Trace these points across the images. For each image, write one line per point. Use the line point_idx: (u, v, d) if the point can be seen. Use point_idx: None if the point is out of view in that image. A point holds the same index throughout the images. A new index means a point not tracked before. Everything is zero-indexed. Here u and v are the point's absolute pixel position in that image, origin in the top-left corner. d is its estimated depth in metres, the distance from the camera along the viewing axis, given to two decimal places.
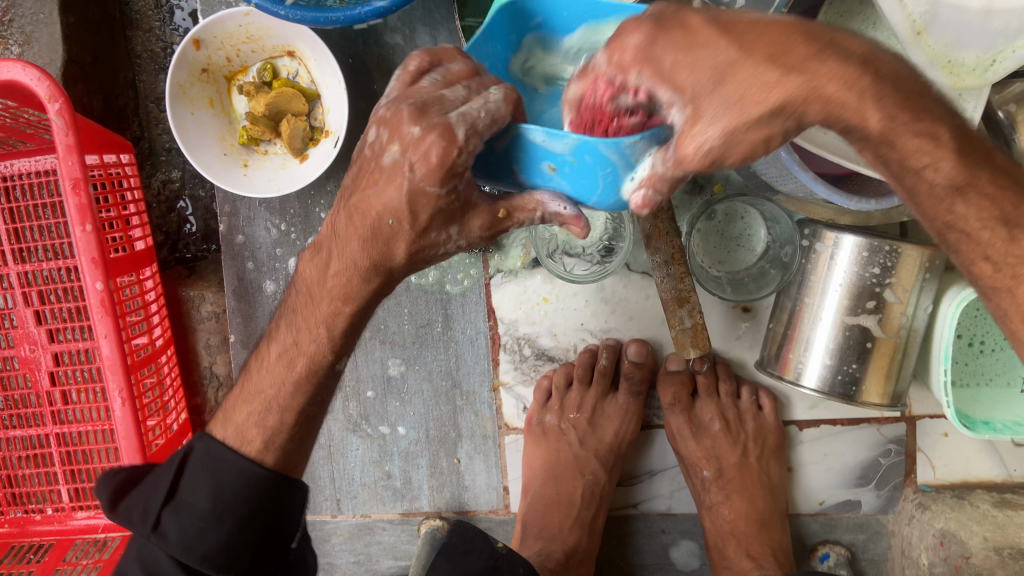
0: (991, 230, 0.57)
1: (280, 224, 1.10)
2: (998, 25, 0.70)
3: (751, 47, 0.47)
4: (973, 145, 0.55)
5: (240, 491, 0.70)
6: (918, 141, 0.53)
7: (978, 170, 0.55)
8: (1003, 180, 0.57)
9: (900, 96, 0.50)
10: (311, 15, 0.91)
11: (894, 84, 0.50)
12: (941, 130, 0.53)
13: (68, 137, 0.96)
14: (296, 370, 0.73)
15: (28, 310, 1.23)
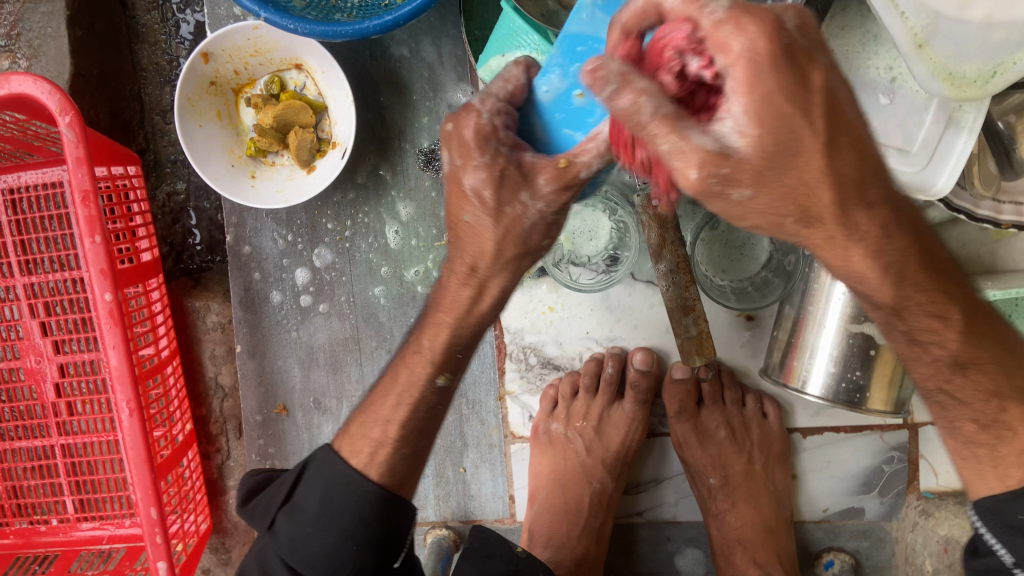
0: (958, 378, 0.62)
1: (287, 235, 1.11)
2: (998, 36, 0.71)
3: (815, 112, 0.46)
4: (984, 318, 0.61)
5: (345, 505, 0.74)
6: (927, 319, 0.59)
7: (978, 351, 0.61)
8: (1000, 341, 0.62)
9: (902, 255, 0.54)
10: (319, 28, 0.92)
11: (903, 240, 0.54)
12: (952, 315, 0.59)
13: (78, 149, 0.96)
14: (400, 384, 0.77)
15: (34, 321, 1.24)
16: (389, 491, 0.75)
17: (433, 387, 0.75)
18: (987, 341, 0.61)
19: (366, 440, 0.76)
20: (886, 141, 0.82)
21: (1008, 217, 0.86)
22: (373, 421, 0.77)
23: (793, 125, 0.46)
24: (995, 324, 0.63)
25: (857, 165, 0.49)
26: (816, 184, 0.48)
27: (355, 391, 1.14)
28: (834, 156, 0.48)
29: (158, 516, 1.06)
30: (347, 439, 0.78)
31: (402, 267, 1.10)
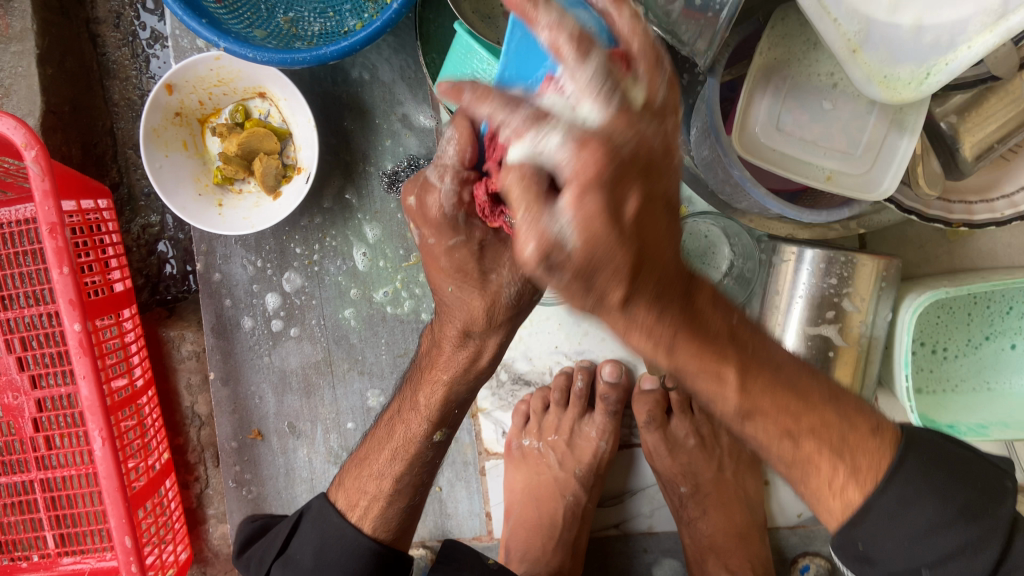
0: (814, 473, 0.61)
1: (256, 261, 1.12)
2: (928, 40, 0.73)
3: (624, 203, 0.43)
4: (759, 368, 0.59)
5: (338, 557, 0.82)
6: (703, 378, 0.57)
7: (760, 399, 0.59)
8: (795, 394, 0.60)
9: (720, 354, 0.56)
10: (277, 56, 0.94)
11: (720, 348, 0.56)
12: (727, 373, 0.57)
13: (45, 183, 0.98)
14: (394, 438, 0.83)
15: (10, 356, 1.24)
16: (383, 544, 0.83)
17: (427, 441, 0.82)
18: (789, 402, 0.60)
19: (361, 495, 0.84)
20: (830, 146, 0.83)
21: (958, 216, 0.90)
22: (368, 474, 0.84)
23: (600, 255, 0.43)
24: (853, 412, 0.62)
25: (653, 303, 0.49)
26: (616, 289, 0.46)
27: (329, 413, 1.15)
28: (635, 278, 0.46)
29: (133, 544, 1.06)
30: (342, 491, 0.85)
31: (371, 289, 1.11)
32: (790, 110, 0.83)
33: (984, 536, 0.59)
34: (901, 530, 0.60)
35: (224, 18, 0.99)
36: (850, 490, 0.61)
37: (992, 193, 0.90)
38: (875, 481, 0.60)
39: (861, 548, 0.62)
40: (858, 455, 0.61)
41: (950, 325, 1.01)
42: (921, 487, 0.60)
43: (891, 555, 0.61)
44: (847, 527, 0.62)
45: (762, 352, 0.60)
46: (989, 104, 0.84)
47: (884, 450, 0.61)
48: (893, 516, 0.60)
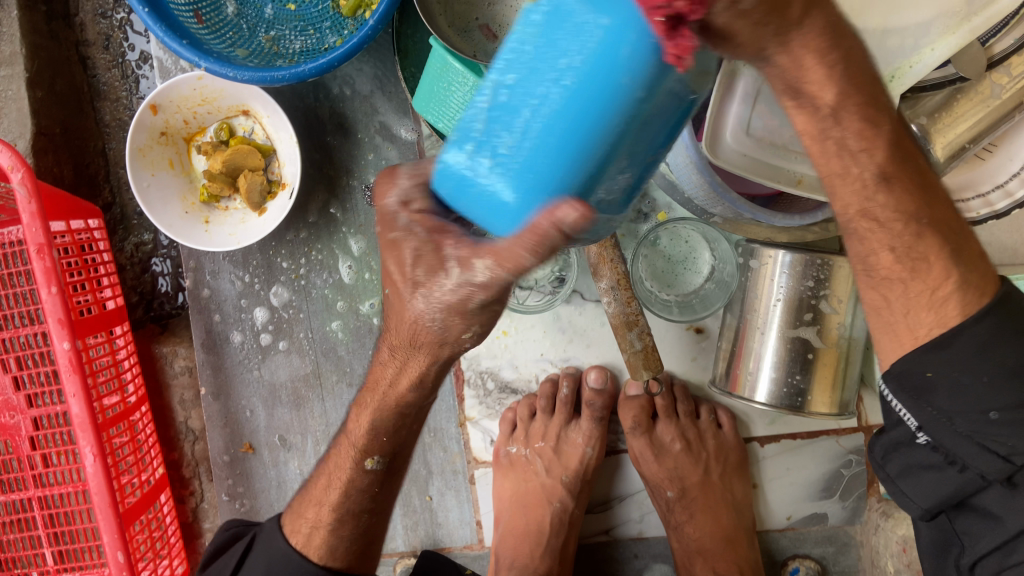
0: (923, 276, 0.63)
1: (244, 276, 1.14)
2: (893, 43, 0.74)
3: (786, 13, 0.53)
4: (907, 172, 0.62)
5: None
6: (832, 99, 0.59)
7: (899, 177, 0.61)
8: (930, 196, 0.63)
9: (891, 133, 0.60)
10: (257, 75, 0.96)
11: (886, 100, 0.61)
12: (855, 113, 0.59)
13: (31, 205, 0.99)
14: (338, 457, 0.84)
15: (6, 376, 1.25)
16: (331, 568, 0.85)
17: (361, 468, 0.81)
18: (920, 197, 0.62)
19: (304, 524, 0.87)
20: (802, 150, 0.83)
21: None
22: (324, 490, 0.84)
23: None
24: (977, 261, 0.63)
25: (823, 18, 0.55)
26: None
27: (319, 425, 1.16)
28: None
29: (125, 560, 1.07)
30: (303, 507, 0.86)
31: (358, 301, 1.13)
32: (761, 115, 0.83)
33: None
34: (968, 371, 0.61)
35: (206, 38, 1.02)
36: (950, 305, 0.62)
37: (971, 192, 0.92)
38: (977, 306, 0.62)
39: (929, 375, 0.63)
40: (964, 273, 0.62)
41: None
42: (1010, 331, 0.61)
43: (956, 395, 0.62)
44: (921, 350, 0.63)
45: (902, 149, 0.63)
46: (960, 105, 0.84)
47: (989, 279, 0.63)
48: (957, 365, 0.62)
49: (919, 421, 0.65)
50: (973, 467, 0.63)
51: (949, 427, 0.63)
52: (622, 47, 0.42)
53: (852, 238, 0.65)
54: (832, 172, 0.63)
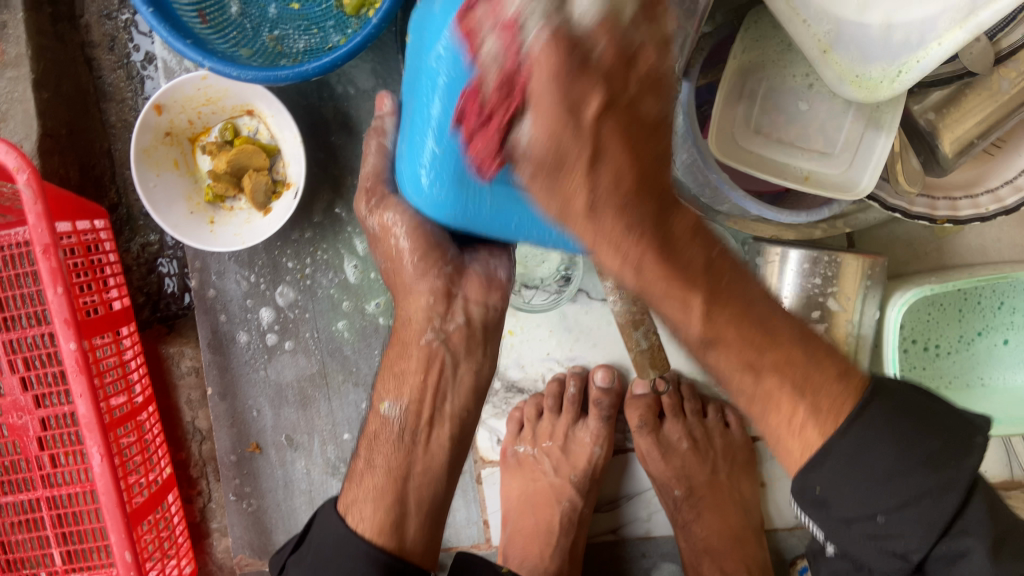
0: (775, 412, 0.62)
1: (250, 276, 1.13)
2: (898, 39, 0.73)
3: (582, 134, 0.52)
4: (728, 304, 0.61)
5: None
6: (672, 304, 0.60)
7: (722, 327, 0.61)
8: (765, 332, 0.62)
9: (687, 284, 0.59)
10: (260, 75, 0.96)
11: (692, 278, 0.59)
12: (693, 300, 0.60)
13: (37, 206, 0.99)
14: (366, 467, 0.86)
15: (14, 377, 1.26)
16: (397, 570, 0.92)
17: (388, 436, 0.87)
18: (756, 338, 0.61)
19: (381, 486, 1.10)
20: (808, 146, 0.83)
21: (942, 213, 0.89)
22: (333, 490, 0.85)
23: (562, 140, 0.52)
24: (822, 357, 0.62)
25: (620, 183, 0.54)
26: (578, 191, 0.54)
27: (325, 425, 1.16)
28: (596, 170, 0.53)
29: (133, 559, 1.07)
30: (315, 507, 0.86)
31: (364, 300, 1.13)
32: (766, 112, 0.83)
33: (945, 485, 0.56)
34: (854, 479, 0.58)
35: (211, 38, 1.02)
36: (809, 431, 0.60)
37: (976, 189, 0.90)
38: (836, 423, 0.59)
39: (818, 490, 0.60)
40: (815, 400, 0.60)
41: (942, 323, 1.01)
42: (883, 434, 0.58)
43: (848, 501, 0.59)
44: (804, 471, 0.61)
45: (722, 278, 0.61)
46: (967, 100, 0.84)
47: (844, 399, 0.60)
48: (850, 461, 0.58)
49: (824, 529, 0.61)
50: (878, 569, 0.59)
51: (846, 531, 0.60)
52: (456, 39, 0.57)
53: (709, 361, 0.64)
54: (706, 348, 0.63)
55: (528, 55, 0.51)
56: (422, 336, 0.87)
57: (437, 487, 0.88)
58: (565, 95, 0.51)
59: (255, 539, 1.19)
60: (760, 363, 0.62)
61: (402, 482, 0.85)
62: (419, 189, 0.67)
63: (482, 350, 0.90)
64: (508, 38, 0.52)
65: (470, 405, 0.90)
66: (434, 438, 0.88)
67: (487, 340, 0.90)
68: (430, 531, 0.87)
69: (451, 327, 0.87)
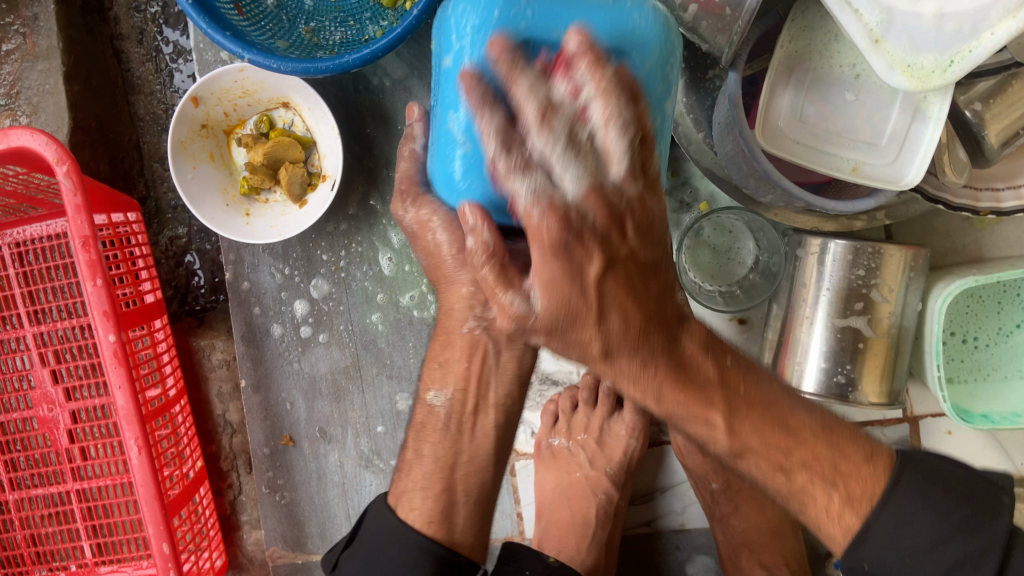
0: (812, 503, 0.66)
1: (284, 269, 1.14)
2: (950, 28, 0.73)
3: (588, 297, 0.58)
4: (749, 413, 0.66)
5: None
6: (689, 415, 0.66)
7: (747, 439, 0.66)
8: (788, 432, 0.66)
9: (706, 402, 0.65)
10: (301, 67, 0.96)
11: (707, 393, 0.65)
12: (713, 418, 0.65)
13: (76, 198, 0.99)
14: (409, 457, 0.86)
15: (45, 369, 1.26)
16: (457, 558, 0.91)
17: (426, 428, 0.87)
18: (778, 439, 0.66)
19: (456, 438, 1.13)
20: (854, 136, 0.83)
21: (985, 204, 0.89)
22: None
23: (570, 301, 0.59)
24: (845, 444, 0.67)
25: (625, 327, 0.61)
26: (592, 339, 0.61)
27: (359, 417, 1.16)
28: (601, 321, 0.60)
29: (170, 551, 1.07)
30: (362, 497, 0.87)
31: (398, 293, 1.13)
32: (813, 102, 0.82)
33: (982, 548, 0.62)
34: (901, 549, 0.64)
35: (247, 30, 1.01)
36: (847, 516, 0.65)
37: (1019, 180, 0.89)
38: (871, 505, 0.65)
39: (867, 565, 0.65)
40: (846, 488, 0.65)
41: (980, 314, 1.01)
42: (917, 505, 0.64)
43: (897, 568, 0.64)
44: (850, 546, 0.65)
45: (739, 378, 0.67)
46: (1014, 91, 0.83)
47: (877, 476, 0.66)
48: (894, 527, 0.64)
49: None
50: None
51: None
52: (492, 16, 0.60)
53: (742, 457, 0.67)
54: (753, 452, 0.66)
55: (534, 202, 0.56)
56: (466, 324, 0.79)
57: (486, 475, 0.87)
58: (570, 251, 0.57)
59: (289, 532, 1.19)
60: (809, 458, 0.66)
61: (449, 471, 0.85)
62: (450, 184, 0.67)
63: (529, 341, 0.86)
64: (518, 159, 0.58)
65: (514, 392, 0.85)
66: (480, 426, 0.85)
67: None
68: (478, 524, 0.87)
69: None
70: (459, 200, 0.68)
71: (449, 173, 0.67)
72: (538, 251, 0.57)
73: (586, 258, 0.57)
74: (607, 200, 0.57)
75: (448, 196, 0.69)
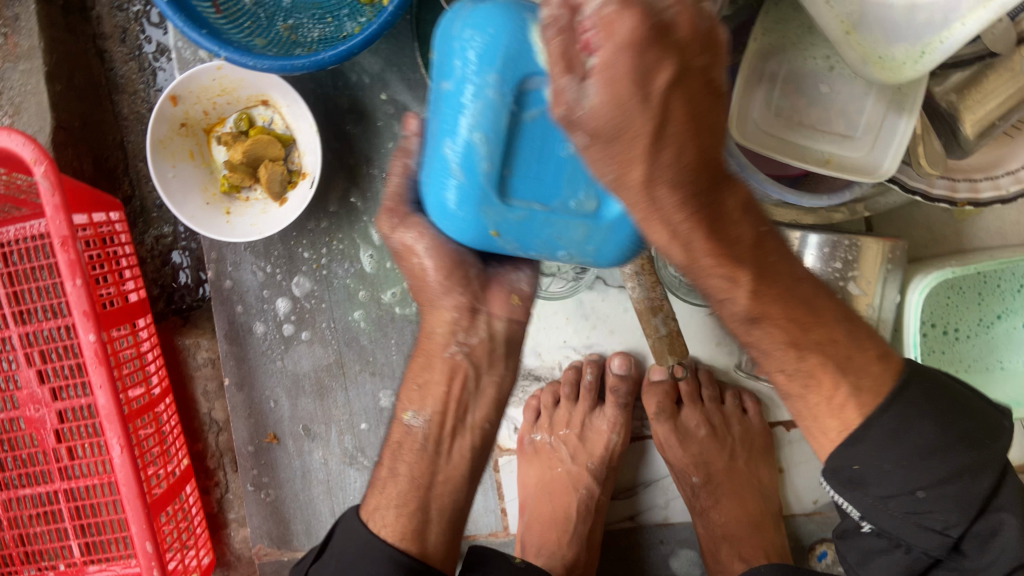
0: (815, 388, 0.66)
1: (266, 267, 1.13)
2: (922, 19, 0.73)
3: (654, 129, 0.48)
4: (774, 281, 0.63)
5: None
6: (717, 279, 0.60)
7: (768, 303, 0.63)
8: (813, 314, 0.65)
9: (735, 261, 0.59)
10: (277, 64, 0.95)
11: (740, 253, 0.59)
12: (741, 276, 0.60)
13: (54, 198, 0.99)
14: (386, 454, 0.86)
15: (31, 370, 1.26)
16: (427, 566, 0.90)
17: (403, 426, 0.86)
18: (800, 318, 0.64)
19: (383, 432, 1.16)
20: (828, 129, 0.82)
21: (963, 195, 0.88)
22: None
23: (625, 110, 0.46)
24: (864, 339, 0.67)
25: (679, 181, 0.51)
26: (638, 172, 0.50)
27: (342, 415, 1.16)
28: (657, 149, 0.49)
29: (154, 550, 1.07)
30: None
31: (380, 290, 1.13)
32: (787, 95, 0.82)
33: (982, 462, 0.65)
34: (897, 453, 0.65)
35: (225, 28, 1.01)
36: (849, 408, 0.66)
37: (997, 171, 0.89)
38: (876, 400, 0.65)
39: (857, 468, 0.66)
40: (857, 378, 0.66)
41: (963, 307, 1.00)
42: (924, 411, 0.65)
43: (887, 479, 0.65)
44: (842, 447, 0.67)
45: (778, 245, 0.63)
46: (990, 82, 0.83)
47: (888, 375, 0.66)
48: (892, 433, 0.65)
49: (860, 508, 0.68)
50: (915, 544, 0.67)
51: (881, 507, 0.67)
52: (481, 45, 0.55)
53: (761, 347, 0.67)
54: (781, 347, 0.65)
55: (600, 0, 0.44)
56: (446, 347, 0.83)
57: (459, 496, 0.86)
58: (641, 71, 0.45)
59: (274, 529, 1.20)
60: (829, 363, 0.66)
61: (425, 491, 0.84)
62: (444, 211, 0.62)
63: (504, 362, 0.87)
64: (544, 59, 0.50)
65: (493, 418, 0.88)
66: (453, 445, 0.86)
67: (509, 352, 0.87)
68: (453, 536, 0.86)
69: (474, 341, 0.83)
70: (457, 228, 0.63)
71: (443, 196, 0.61)
72: (596, 73, 0.45)
73: (655, 76, 0.45)
74: (651, 17, 0.44)
75: (443, 221, 0.63)
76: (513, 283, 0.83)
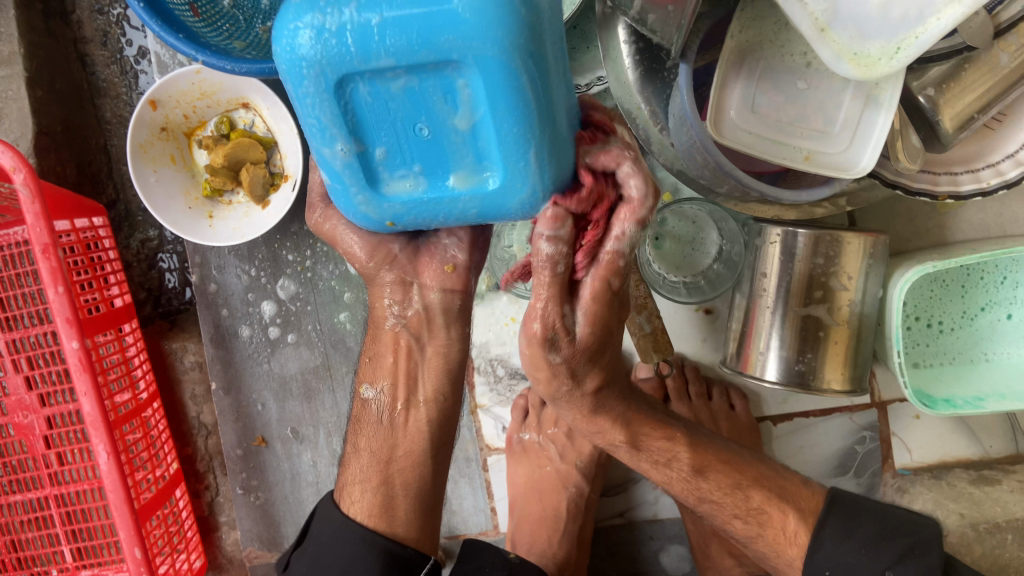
0: (770, 523, 0.86)
1: (250, 270, 1.13)
2: (896, 15, 0.72)
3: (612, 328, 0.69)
4: (704, 446, 0.88)
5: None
6: (658, 441, 0.84)
7: (706, 457, 0.87)
8: (709, 448, 0.88)
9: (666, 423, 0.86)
10: (256, 68, 0.95)
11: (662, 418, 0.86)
12: (674, 435, 0.86)
13: (35, 205, 0.99)
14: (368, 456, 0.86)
15: (18, 376, 1.25)
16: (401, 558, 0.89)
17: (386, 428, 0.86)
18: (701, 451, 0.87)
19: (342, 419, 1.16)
20: (806, 125, 0.82)
21: (944, 188, 0.89)
22: None
23: (598, 339, 0.67)
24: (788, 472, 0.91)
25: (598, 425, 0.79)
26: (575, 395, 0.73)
27: (330, 417, 1.16)
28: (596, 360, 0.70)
29: (143, 555, 1.08)
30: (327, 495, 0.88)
31: (365, 292, 1.12)
32: (765, 92, 0.82)
33: (921, 548, 0.83)
34: (857, 560, 0.83)
35: (203, 31, 1.01)
36: (800, 533, 0.86)
37: (977, 163, 0.89)
38: (808, 534, 0.86)
39: (829, 574, 0.84)
40: (793, 506, 0.87)
41: (945, 300, 1.01)
42: (858, 520, 0.85)
43: (852, 570, 0.83)
44: (808, 570, 0.85)
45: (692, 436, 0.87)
46: (968, 75, 0.82)
47: (816, 496, 0.89)
48: (839, 547, 0.84)
49: None
50: None
51: (867, 549, 0.83)
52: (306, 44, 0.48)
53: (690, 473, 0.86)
54: (685, 475, 0.86)
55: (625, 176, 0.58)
56: (386, 321, 0.84)
57: (429, 484, 0.87)
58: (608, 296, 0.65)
59: (264, 532, 1.20)
60: (714, 470, 0.87)
61: (385, 464, 0.86)
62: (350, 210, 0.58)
63: (447, 332, 0.84)
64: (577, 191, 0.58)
65: (446, 391, 0.86)
66: (411, 422, 0.86)
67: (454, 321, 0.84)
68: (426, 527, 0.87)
69: (409, 313, 0.83)
70: (359, 216, 0.58)
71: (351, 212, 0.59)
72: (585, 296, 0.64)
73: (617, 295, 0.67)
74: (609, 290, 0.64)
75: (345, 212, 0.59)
76: (445, 253, 0.79)
